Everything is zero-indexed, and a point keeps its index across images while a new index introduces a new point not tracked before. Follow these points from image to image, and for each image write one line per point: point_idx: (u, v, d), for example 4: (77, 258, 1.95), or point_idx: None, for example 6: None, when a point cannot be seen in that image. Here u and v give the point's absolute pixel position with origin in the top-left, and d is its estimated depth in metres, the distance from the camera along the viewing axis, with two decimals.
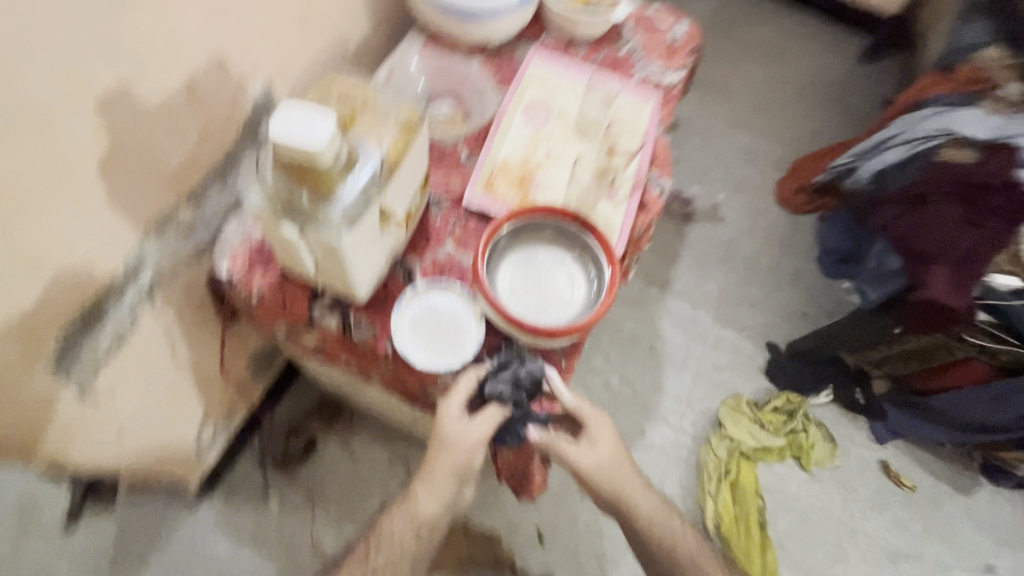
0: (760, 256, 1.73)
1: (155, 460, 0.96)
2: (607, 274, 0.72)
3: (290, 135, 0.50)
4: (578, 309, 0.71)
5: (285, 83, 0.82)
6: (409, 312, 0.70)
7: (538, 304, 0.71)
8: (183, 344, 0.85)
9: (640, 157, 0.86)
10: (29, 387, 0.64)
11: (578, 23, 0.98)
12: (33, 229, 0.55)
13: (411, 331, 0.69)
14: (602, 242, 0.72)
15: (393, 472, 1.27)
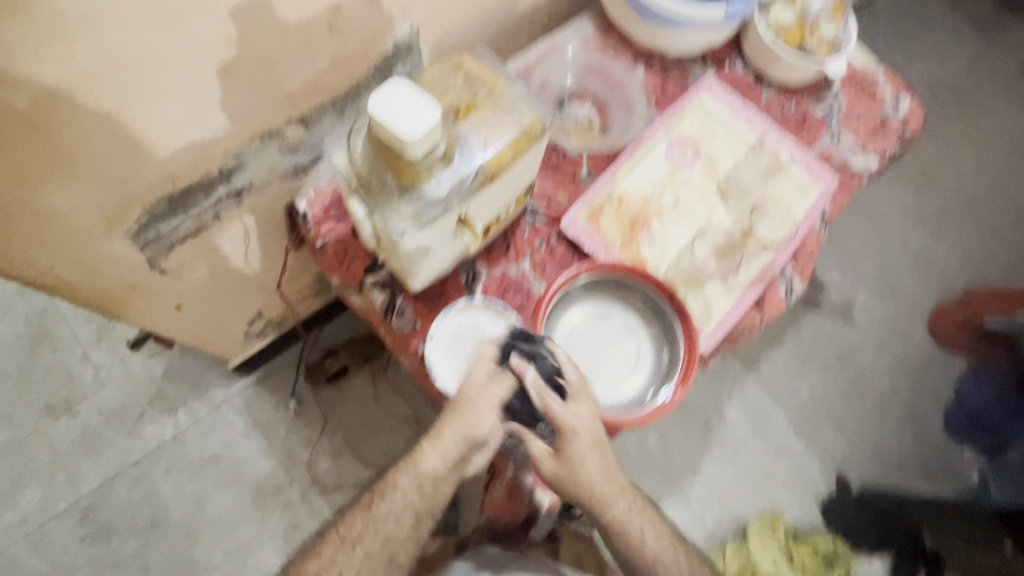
0: (876, 378, 1.49)
1: (206, 334, 1.02)
2: (670, 382, 0.65)
3: (385, 114, 0.44)
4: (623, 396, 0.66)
5: (434, 29, 0.77)
6: (453, 323, 0.64)
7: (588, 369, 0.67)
8: (252, 245, 0.88)
9: (778, 249, 0.73)
10: (108, 249, 0.67)
11: (781, 63, 0.81)
12: (143, 112, 0.56)
13: (447, 346, 0.63)
14: (688, 345, 0.65)
15: (404, 427, 1.29)
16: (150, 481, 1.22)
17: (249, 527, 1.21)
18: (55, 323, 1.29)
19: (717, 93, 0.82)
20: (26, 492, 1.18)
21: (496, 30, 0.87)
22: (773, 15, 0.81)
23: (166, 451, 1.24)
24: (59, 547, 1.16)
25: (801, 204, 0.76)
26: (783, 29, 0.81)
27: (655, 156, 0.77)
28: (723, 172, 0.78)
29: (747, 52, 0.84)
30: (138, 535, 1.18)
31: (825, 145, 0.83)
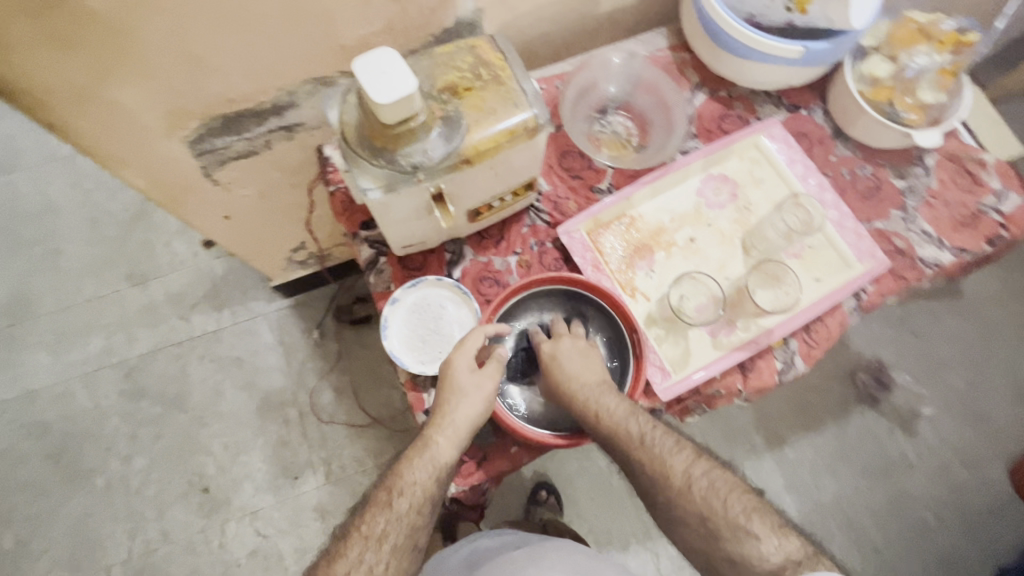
0: (918, 501, 1.31)
1: (251, 249, 1.13)
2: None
3: (365, 74, 0.45)
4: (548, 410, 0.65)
5: (501, 15, 0.78)
6: (420, 293, 0.66)
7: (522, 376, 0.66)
8: (298, 178, 0.96)
9: (785, 318, 0.66)
10: (167, 147, 0.76)
11: (861, 121, 0.72)
12: (205, 34, 0.63)
13: (408, 313, 0.66)
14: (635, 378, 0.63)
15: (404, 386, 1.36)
16: (185, 363, 1.38)
17: (249, 429, 1.34)
18: (154, 209, 1.50)
19: (777, 137, 0.75)
20: (92, 340, 1.39)
21: (568, 28, 0.86)
22: (870, 65, 0.72)
23: (203, 341, 1.40)
24: (103, 393, 1.36)
25: (832, 278, 0.69)
26: (874, 84, 0.72)
27: (685, 188, 0.73)
28: (754, 222, 0.72)
29: (830, 101, 0.76)
30: (162, 404, 1.35)
31: (891, 223, 0.73)
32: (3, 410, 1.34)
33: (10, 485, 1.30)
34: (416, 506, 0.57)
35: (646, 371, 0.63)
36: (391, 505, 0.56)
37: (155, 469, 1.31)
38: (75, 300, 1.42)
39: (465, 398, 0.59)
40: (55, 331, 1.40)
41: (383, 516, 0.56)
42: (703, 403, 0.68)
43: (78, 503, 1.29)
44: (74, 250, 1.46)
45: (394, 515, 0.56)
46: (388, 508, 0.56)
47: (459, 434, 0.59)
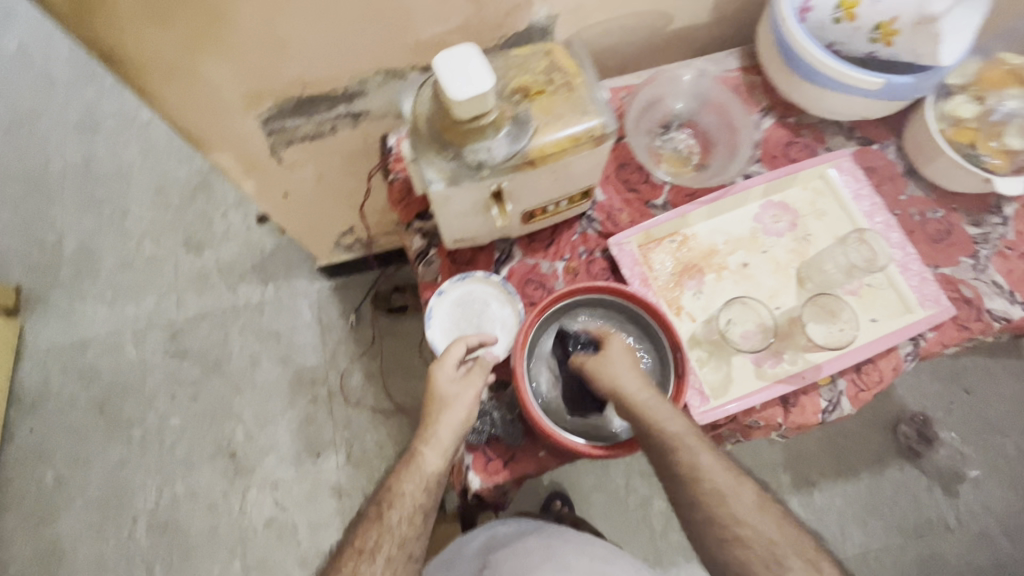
0: (953, 566, 1.24)
1: (303, 230, 1.17)
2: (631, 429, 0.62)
3: (445, 69, 0.47)
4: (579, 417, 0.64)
5: (574, 23, 0.79)
6: (464, 288, 0.67)
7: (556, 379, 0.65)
8: (357, 165, 0.99)
9: (835, 356, 0.64)
10: (241, 123, 0.80)
11: (937, 162, 0.70)
12: (290, 18, 0.65)
13: (451, 306, 0.67)
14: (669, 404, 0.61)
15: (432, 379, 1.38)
16: (227, 330, 1.44)
17: (280, 402, 1.38)
18: (216, 181, 1.57)
19: (845, 170, 0.73)
20: (145, 299, 1.46)
21: (637, 42, 0.86)
22: (953, 105, 0.69)
23: (247, 312, 1.45)
24: (149, 350, 1.43)
25: (891, 320, 0.66)
26: (956, 124, 0.69)
27: (742, 212, 0.71)
28: (813, 254, 0.69)
29: (905, 137, 0.73)
30: (202, 368, 1.41)
31: (960, 270, 0.69)
32: (59, 355, 1.43)
33: (57, 426, 1.38)
34: (413, 518, 0.58)
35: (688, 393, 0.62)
36: (380, 517, 0.58)
37: (188, 428, 1.37)
38: (135, 259, 1.50)
39: (447, 408, 0.60)
40: (113, 286, 1.48)
41: (376, 531, 0.57)
42: (739, 432, 0.66)
43: (115, 451, 1.35)
44: (139, 213, 1.54)
45: (393, 529, 0.57)
46: (384, 521, 0.58)
47: (444, 444, 0.60)
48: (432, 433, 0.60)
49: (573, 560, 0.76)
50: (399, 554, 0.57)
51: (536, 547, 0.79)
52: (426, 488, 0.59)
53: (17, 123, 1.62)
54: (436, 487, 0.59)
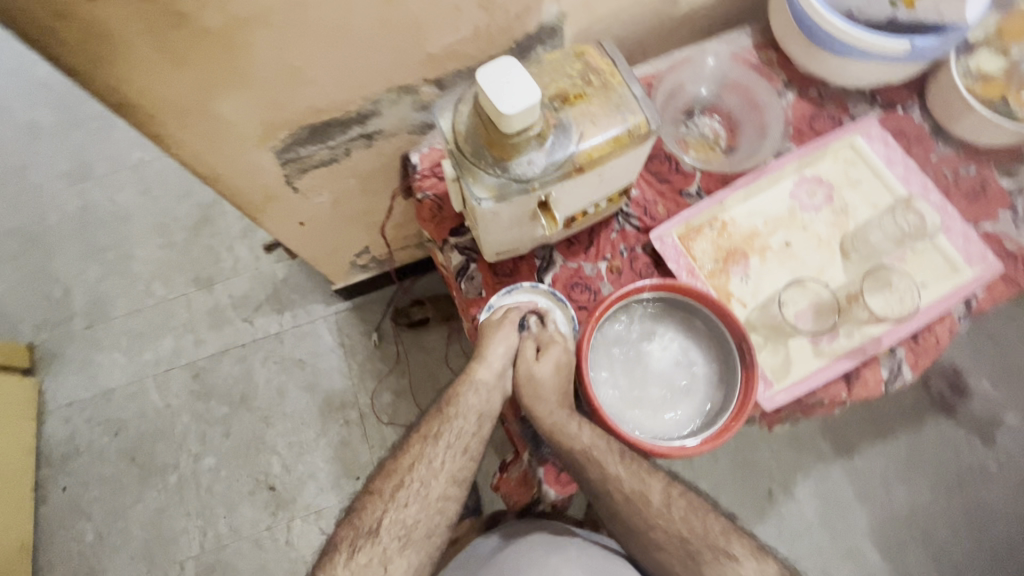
0: (998, 513, 1.26)
1: (320, 255, 1.16)
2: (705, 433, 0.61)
3: (490, 84, 0.46)
4: (647, 415, 0.65)
5: (584, 17, 0.77)
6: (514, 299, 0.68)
7: (619, 376, 0.66)
8: (371, 184, 0.98)
9: (893, 325, 0.64)
10: (256, 156, 0.78)
11: (964, 119, 0.69)
12: (303, 47, 0.64)
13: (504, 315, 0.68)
14: (743, 398, 0.61)
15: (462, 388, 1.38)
16: (249, 363, 1.42)
17: (312, 429, 1.37)
18: (218, 214, 1.55)
19: (875, 136, 0.72)
20: (162, 341, 1.44)
21: (645, 29, 0.85)
22: (977, 60, 0.69)
23: (267, 343, 1.44)
24: (173, 392, 1.41)
25: (940, 283, 0.66)
26: (983, 80, 0.69)
27: (777, 190, 0.71)
28: (853, 225, 0.69)
29: (929, 97, 0.73)
30: (229, 404, 1.40)
31: (1000, 224, 0.69)
32: (82, 408, 1.41)
33: (90, 479, 1.36)
34: (470, 416, 0.66)
35: (759, 382, 0.61)
36: (442, 409, 0.68)
37: (223, 466, 1.35)
38: (146, 302, 1.48)
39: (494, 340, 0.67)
40: (128, 332, 1.46)
41: (437, 424, 0.67)
42: (801, 412, 0.67)
43: (152, 498, 1.34)
44: (144, 254, 1.52)
45: (452, 427, 0.66)
46: (445, 418, 0.67)
47: (490, 364, 0.67)
48: (485, 351, 0.67)
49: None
50: (456, 446, 0.66)
51: (537, 540, 0.80)
52: (483, 395, 0.67)
53: (7, 177, 1.59)
54: (491, 394, 0.67)
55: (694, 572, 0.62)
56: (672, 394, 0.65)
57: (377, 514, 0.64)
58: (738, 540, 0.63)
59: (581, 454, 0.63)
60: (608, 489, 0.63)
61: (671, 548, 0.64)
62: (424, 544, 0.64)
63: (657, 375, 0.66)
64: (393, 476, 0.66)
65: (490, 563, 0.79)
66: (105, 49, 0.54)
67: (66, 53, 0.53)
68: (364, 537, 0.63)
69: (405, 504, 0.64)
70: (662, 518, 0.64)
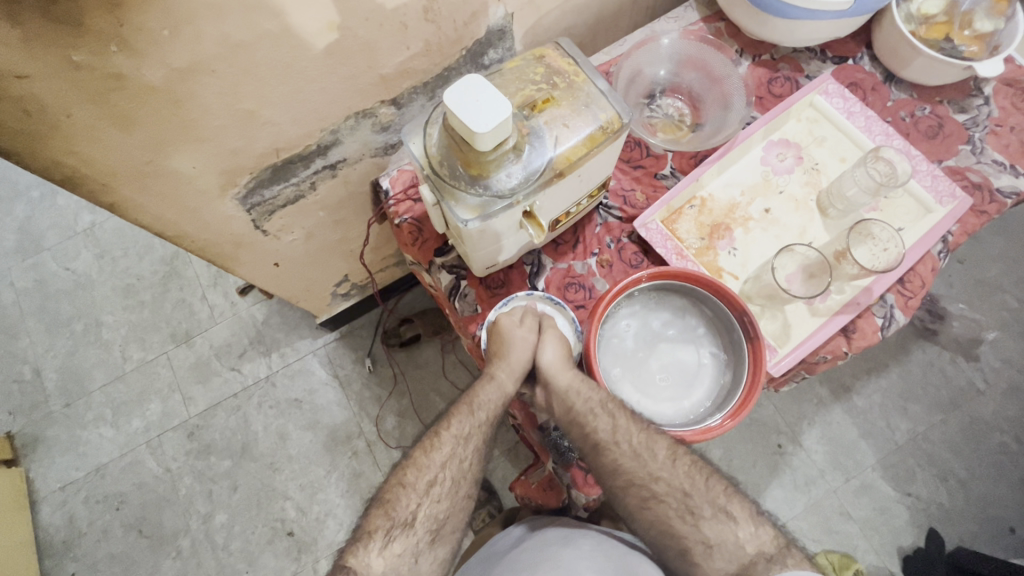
0: (994, 426, 1.32)
1: (300, 292, 1.13)
2: (721, 413, 0.63)
3: (460, 106, 0.45)
4: (663, 400, 0.66)
5: (531, 14, 0.76)
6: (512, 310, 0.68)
7: (630, 366, 0.67)
8: (342, 214, 0.96)
9: (881, 274, 0.66)
10: (221, 207, 0.75)
11: (914, 63, 0.71)
12: (254, 90, 0.61)
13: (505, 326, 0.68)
14: (754, 372, 0.62)
15: None
16: (244, 413, 1.39)
17: (322, 467, 1.35)
18: (184, 266, 1.50)
19: (832, 93, 0.74)
20: (150, 405, 1.39)
21: (591, 19, 0.85)
22: (918, 4, 0.71)
23: (259, 389, 1.40)
24: (170, 456, 1.37)
25: (915, 226, 0.69)
26: (926, 22, 0.71)
27: (749, 160, 0.73)
28: (827, 182, 0.71)
29: (876, 46, 0.75)
30: (231, 457, 1.36)
31: (962, 158, 0.72)
32: (77, 489, 1.35)
33: (100, 560, 1.31)
34: (478, 433, 0.65)
35: (767, 353, 0.63)
36: (465, 407, 0.65)
37: (237, 521, 1.32)
38: (125, 369, 1.43)
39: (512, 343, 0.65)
40: (111, 403, 1.40)
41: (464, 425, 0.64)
42: (806, 370, 0.69)
43: (169, 566, 1.30)
44: (113, 320, 1.46)
45: (462, 448, 0.64)
46: (470, 414, 0.64)
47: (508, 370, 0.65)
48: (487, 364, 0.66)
49: (587, 555, 0.69)
50: (471, 449, 0.64)
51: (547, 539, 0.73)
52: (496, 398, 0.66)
53: None
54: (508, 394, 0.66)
55: (692, 526, 0.61)
56: (682, 374, 0.66)
57: (413, 500, 0.62)
58: (739, 502, 0.62)
59: (581, 420, 0.62)
60: (616, 441, 0.62)
61: (666, 499, 0.62)
62: (450, 538, 0.64)
63: (667, 359, 0.67)
64: (419, 473, 0.63)
65: (502, 563, 0.73)
66: (44, 126, 0.51)
67: (4, 138, 0.50)
68: (400, 527, 0.61)
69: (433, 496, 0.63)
70: (664, 472, 0.61)
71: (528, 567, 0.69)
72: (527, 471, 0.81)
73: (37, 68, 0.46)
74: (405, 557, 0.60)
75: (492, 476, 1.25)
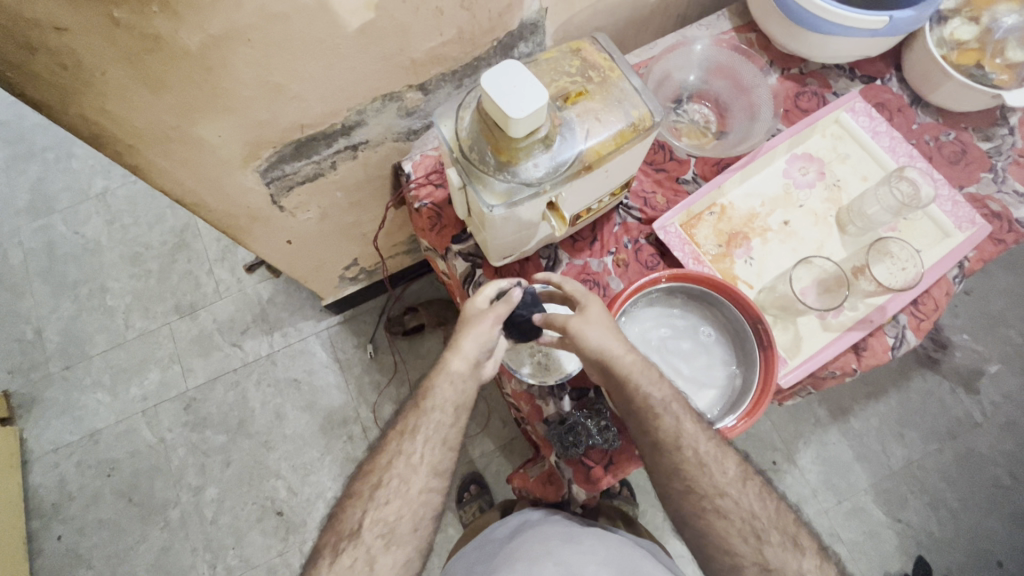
0: (990, 460, 1.31)
1: (309, 272, 1.13)
2: (732, 415, 0.64)
3: (498, 91, 0.45)
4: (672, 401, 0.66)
5: (564, 11, 0.77)
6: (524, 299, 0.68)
7: None
8: (358, 196, 0.96)
9: (897, 293, 0.67)
10: (240, 178, 0.75)
11: (943, 85, 0.71)
12: (287, 63, 0.61)
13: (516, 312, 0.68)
14: (765, 378, 0.63)
15: None
16: (242, 388, 1.39)
17: (315, 449, 1.35)
18: (192, 239, 1.53)
19: (859, 111, 0.74)
20: (149, 374, 1.40)
21: (619, 22, 0.86)
22: (950, 29, 0.71)
23: (259, 366, 1.40)
24: (165, 426, 1.37)
25: (933, 248, 0.69)
26: (958, 47, 0.71)
27: (771, 171, 0.73)
28: (847, 199, 0.72)
29: (907, 68, 0.75)
30: (225, 432, 1.36)
31: (983, 186, 0.72)
32: (71, 452, 1.36)
33: (87, 525, 1.31)
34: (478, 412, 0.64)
35: (779, 360, 0.63)
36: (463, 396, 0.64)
37: (227, 496, 1.32)
38: (127, 336, 1.45)
39: (480, 320, 0.63)
40: (111, 369, 1.42)
41: (462, 413, 0.65)
42: (813, 384, 0.69)
43: (155, 536, 1.30)
44: (119, 286, 1.49)
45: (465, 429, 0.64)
46: (469, 404, 0.64)
47: (490, 344, 0.63)
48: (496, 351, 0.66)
49: (587, 552, 0.69)
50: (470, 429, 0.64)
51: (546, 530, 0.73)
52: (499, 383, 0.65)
53: None
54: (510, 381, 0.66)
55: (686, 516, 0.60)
56: (687, 375, 0.66)
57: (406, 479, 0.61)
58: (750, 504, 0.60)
59: None
60: None
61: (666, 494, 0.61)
62: (432, 526, 0.63)
63: (678, 360, 0.67)
64: (404, 457, 0.63)
65: (502, 552, 0.73)
66: (79, 82, 0.52)
67: (39, 91, 0.51)
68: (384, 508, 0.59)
69: (425, 477, 0.63)
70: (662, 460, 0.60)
71: (527, 557, 0.69)
72: (527, 465, 0.81)
73: (78, 22, 0.47)
74: (376, 554, 0.61)
75: (486, 471, 1.25)
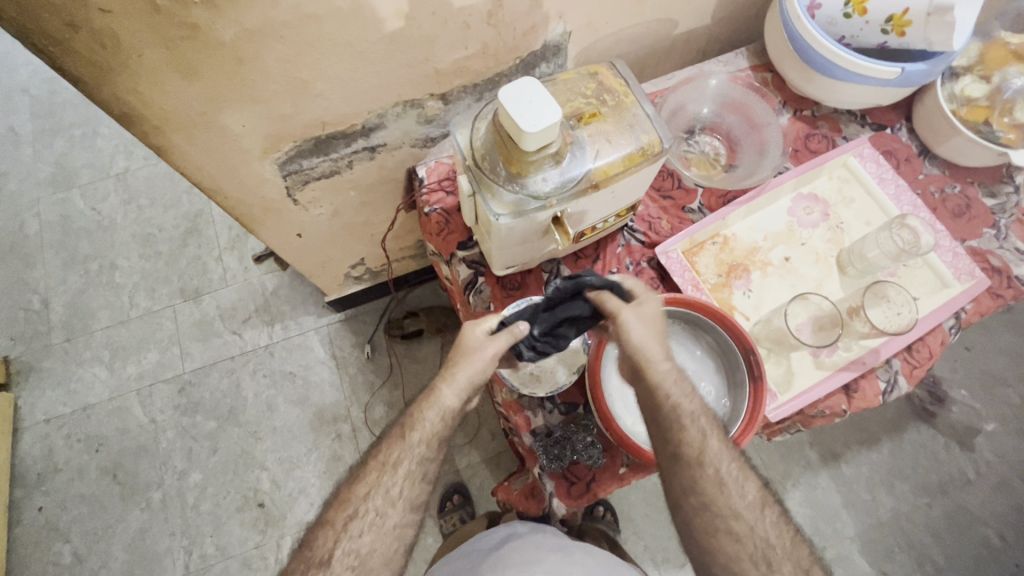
0: (980, 520, 1.30)
1: (315, 267, 1.15)
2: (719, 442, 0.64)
3: (513, 105, 0.47)
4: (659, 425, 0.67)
5: (586, 37, 0.80)
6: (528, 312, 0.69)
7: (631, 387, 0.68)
8: (371, 197, 0.98)
9: (891, 337, 0.67)
10: (258, 169, 0.77)
11: (952, 140, 0.73)
12: (315, 62, 0.64)
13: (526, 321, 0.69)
14: (753, 410, 0.63)
15: None
16: (238, 377, 1.40)
17: (303, 444, 1.35)
18: (205, 225, 1.55)
19: (866, 157, 0.76)
20: (147, 353, 1.42)
21: (640, 53, 0.88)
22: (961, 86, 0.73)
23: (256, 356, 1.42)
24: (157, 407, 1.38)
25: (931, 297, 0.70)
26: (968, 104, 0.73)
27: (776, 207, 0.74)
28: (849, 242, 0.72)
29: (916, 120, 0.76)
30: (216, 419, 1.37)
31: (985, 241, 0.73)
32: (61, 425, 1.36)
33: (68, 499, 1.31)
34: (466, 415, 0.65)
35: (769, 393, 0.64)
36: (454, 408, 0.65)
37: (211, 483, 1.32)
38: (130, 315, 1.46)
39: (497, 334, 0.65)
40: (111, 345, 1.43)
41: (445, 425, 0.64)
42: (802, 422, 0.69)
43: (135, 517, 1.29)
44: (128, 265, 1.51)
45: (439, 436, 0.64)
46: (458, 408, 0.65)
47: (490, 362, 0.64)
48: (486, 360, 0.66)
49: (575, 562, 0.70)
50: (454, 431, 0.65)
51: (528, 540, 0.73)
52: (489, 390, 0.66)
53: None
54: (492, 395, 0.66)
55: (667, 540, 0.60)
56: None
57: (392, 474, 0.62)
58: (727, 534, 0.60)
59: None
60: None
61: None
62: (410, 526, 0.64)
63: None
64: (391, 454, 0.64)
65: (487, 561, 0.73)
66: (116, 64, 0.54)
67: (77, 68, 0.53)
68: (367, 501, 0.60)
69: (408, 485, 0.64)
70: None
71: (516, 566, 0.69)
72: (511, 478, 0.81)
73: (121, 7, 0.49)
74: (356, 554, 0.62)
75: (470, 482, 1.25)
